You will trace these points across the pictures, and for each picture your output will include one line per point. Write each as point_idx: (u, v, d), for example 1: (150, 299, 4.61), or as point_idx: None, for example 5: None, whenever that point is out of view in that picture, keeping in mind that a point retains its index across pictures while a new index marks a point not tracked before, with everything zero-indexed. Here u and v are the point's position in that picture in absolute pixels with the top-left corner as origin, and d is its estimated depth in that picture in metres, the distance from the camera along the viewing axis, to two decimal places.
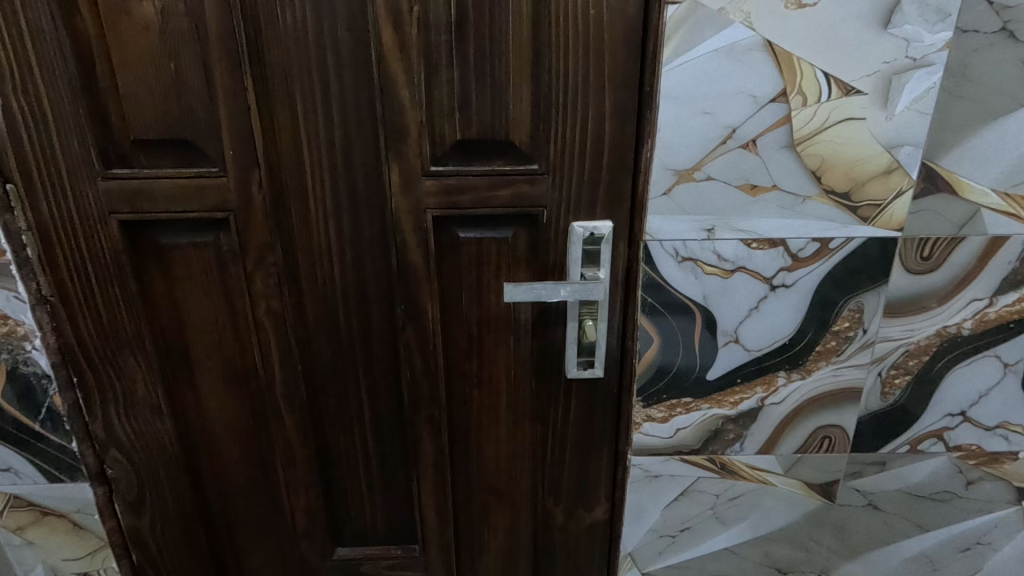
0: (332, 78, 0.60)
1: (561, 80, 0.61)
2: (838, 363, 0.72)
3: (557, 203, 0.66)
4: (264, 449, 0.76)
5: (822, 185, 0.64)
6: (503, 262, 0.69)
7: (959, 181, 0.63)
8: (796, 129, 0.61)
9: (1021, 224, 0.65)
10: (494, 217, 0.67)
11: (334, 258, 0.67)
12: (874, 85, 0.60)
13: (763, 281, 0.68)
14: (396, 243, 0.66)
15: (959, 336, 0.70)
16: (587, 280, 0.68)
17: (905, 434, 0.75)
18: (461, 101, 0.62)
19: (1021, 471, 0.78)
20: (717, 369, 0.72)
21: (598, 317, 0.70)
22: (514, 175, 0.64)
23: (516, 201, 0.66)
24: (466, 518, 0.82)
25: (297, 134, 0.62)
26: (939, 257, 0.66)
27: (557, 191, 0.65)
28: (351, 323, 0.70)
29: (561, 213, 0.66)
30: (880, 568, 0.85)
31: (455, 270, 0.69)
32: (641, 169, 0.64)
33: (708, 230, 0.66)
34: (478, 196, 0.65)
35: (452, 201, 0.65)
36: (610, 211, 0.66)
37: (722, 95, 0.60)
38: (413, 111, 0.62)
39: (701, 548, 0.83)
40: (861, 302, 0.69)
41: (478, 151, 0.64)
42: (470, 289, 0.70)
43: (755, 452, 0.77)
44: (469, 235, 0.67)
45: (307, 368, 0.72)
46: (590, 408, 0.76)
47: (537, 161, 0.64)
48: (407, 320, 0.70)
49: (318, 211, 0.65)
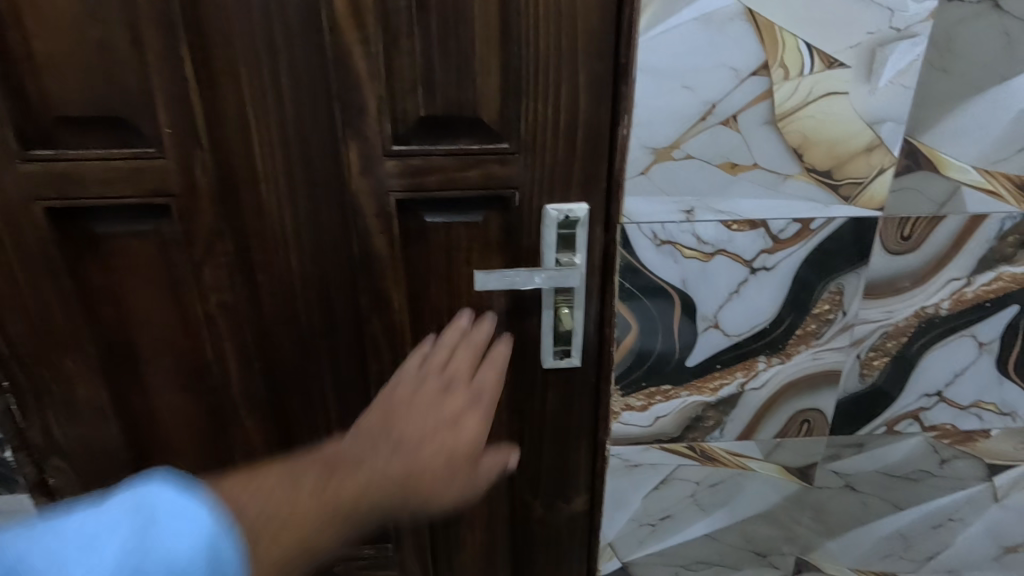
0: (281, 47, 0.55)
1: (532, 51, 0.57)
2: (818, 346, 0.70)
3: (530, 184, 0.62)
4: (223, 452, 0.71)
5: (803, 163, 0.61)
6: (474, 247, 0.65)
7: (940, 158, 0.62)
8: (777, 104, 0.59)
9: (999, 201, 0.64)
10: (464, 200, 0.63)
11: (291, 244, 0.62)
12: (857, 57, 0.57)
13: (743, 265, 0.65)
14: (357, 230, 0.62)
15: (937, 316, 0.70)
16: (563, 267, 0.65)
17: (883, 415, 0.75)
18: (423, 74, 0.57)
19: (993, 449, 0.79)
20: (696, 356, 0.70)
21: (575, 304, 0.67)
22: (483, 154, 0.60)
23: (486, 183, 0.61)
24: (442, 515, 0.79)
25: (243, 110, 0.56)
26: (918, 236, 0.65)
27: (529, 171, 0.62)
28: (312, 316, 0.65)
29: (533, 194, 0.62)
30: (856, 547, 0.85)
31: (422, 258, 0.64)
32: (617, 147, 0.61)
33: (687, 212, 0.63)
34: (445, 177, 0.61)
35: (417, 183, 0.61)
36: (586, 192, 0.63)
37: (701, 68, 0.57)
38: (371, 85, 0.57)
39: (682, 535, 0.82)
40: (842, 284, 0.67)
41: (444, 129, 0.60)
42: (439, 278, 0.65)
43: (735, 438, 0.75)
44: (436, 219, 0.63)
45: (265, 366, 0.67)
46: (568, 397, 0.73)
47: (508, 139, 0.60)
48: (372, 312, 0.65)
49: (270, 194, 0.60)
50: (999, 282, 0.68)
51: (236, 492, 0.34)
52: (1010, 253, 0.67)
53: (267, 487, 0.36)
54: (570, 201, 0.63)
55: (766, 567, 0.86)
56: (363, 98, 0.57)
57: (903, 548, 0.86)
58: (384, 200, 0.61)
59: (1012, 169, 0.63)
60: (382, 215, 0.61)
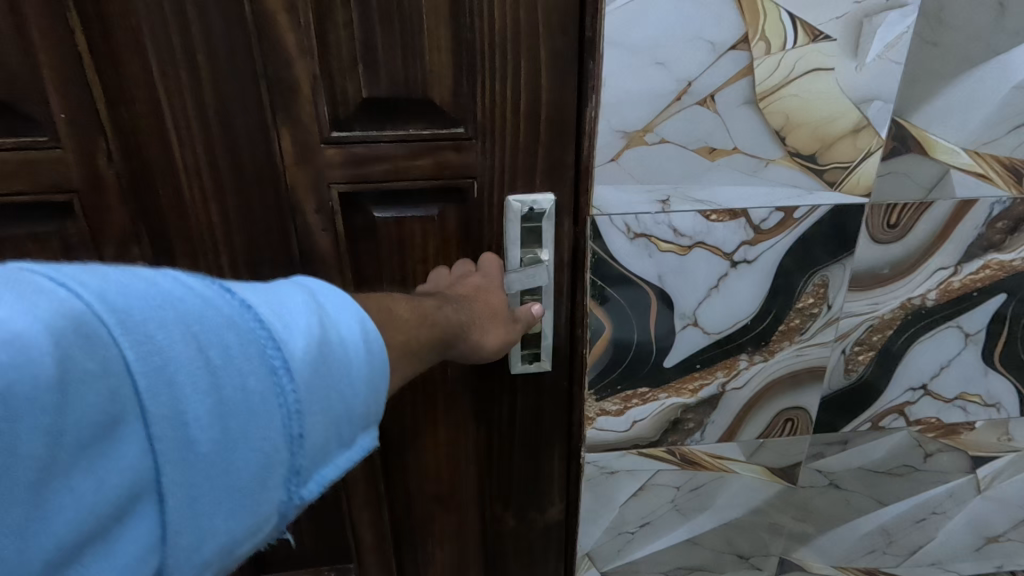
0: (194, 19, 0.48)
1: (485, 23, 0.51)
2: (802, 342, 0.66)
3: (490, 172, 0.56)
4: None
5: (786, 147, 0.56)
6: (431, 244, 0.58)
7: (929, 139, 0.58)
8: (758, 82, 0.54)
9: (989, 185, 0.60)
10: (416, 192, 0.57)
11: (224, 242, 0.55)
12: (843, 30, 0.52)
13: (723, 258, 0.61)
14: (297, 228, 0.56)
15: (923, 308, 0.66)
16: (529, 266, 0.59)
17: (867, 411, 0.72)
18: (363, 50, 0.51)
19: (976, 441, 0.76)
20: (675, 355, 0.65)
21: (543, 304, 0.62)
22: (436, 140, 0.54)
23: (440, 172, 0.55)
24: (406, 533, 0.74)
25: (154, 92, 0.50)
26: (905, 224, 0.61)
27: (486, 159, 0.56)
28: None
29: (494, 184, 0.57)
30: (839, 545, 0.83)
31: (372, 257, 0.58)
32: (584, 131, 0.55)
33: (663, 202, 0.58)
34: (394, 166, 0.55)
35: (361, 173, 0.54)
36: (551, 181, 0.57)
37: (676, 41, 0.51)
38: (303, 63, 0.50)
39: (662, 541, 0.78)
40: (826, 276, 0.63)
41: (391, 112, 0.53)
42: (392, 279, 0.59)
43: (716, 440, 0.71)
44: (386, 214, 0.57)
45: None
46: (538, 403, 0.68)
47: (463, 123, 0.54)
48: None
49: (193, 189, 0.53)
50: (986, 270, 0.65)
51: (322, 395, 0.33)
52: (998, 240, 0.63)
53: (347, 394, 0.35)
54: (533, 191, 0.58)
55: (749, 569, 0.83)
56: (294, 78, 0.51)
57: (887, 544, 0.84)
58: (325, 194, 0.55)
59: (1003, 151, 0.59)
60: (324, 210, 0.55)
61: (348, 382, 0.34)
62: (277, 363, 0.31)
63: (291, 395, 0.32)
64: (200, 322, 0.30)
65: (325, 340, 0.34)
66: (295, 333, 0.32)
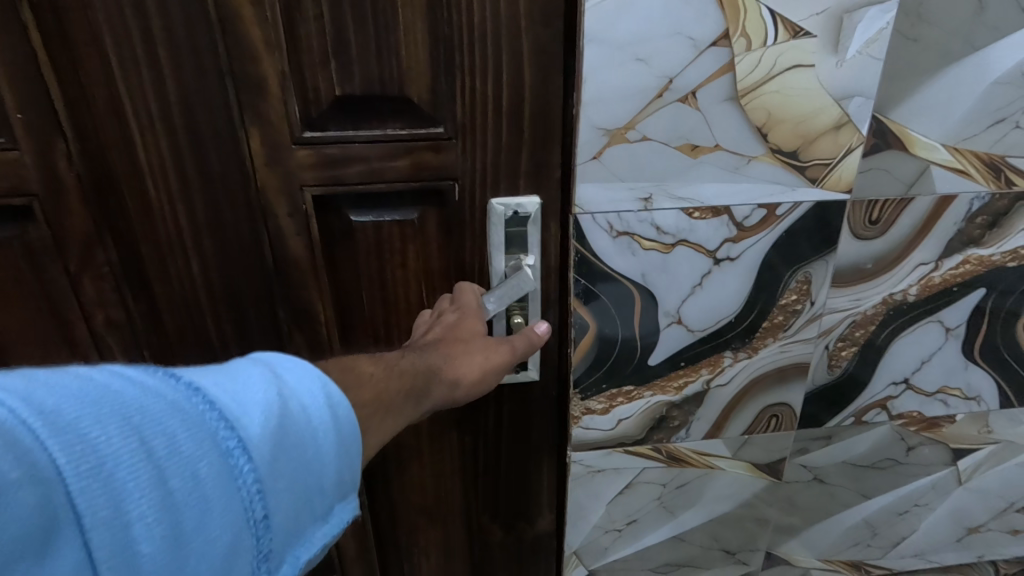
0: (154, 15, 0.47)
1: (459, 18, 0.50)
2: (785, 339, 0.66)
3: (470, 173, 0.56)
4: None
5: (768, 144, 0.56)
6: (411, 246, 0.58)
7: (909, 136, 0.58)
8: (740, 79, 0.53)
9: (968, 181, 0.61)
10: (396, 194, 0.56)
11: (191, 247, 0.55)
12: (824, 26, 0.52)
13: (707, 256, 0.60)
14: (270, 232, 0.56)
15: (904, 303, 0.67)
16: (514, 276, 0.58)
17: (850, 406, 0.72)
18: (335, 45, 0.49)
19: (957, 434, 0.77)
20: (659, 353, 0.65)
21: (530, 312, 0.61)
22: (414, 140, 0.53)
23: (418, 173, 0.55)
24: (391, 539, 0.74)
25: (114, 91, 0.49)
26: (886, 220, 0.61)
27: (466, 159, 0.55)
28: (223, 329, 0.59)
29: (475, 185, 0.56)
30: (824, 538, 0.84)
31: (350, 260, 0.58)
32: (563, 129, 0.55)
33: (645, 200, 0.57)
34: (369, 167, 0.54)
35: (335, 174, 0.54)
36: (536, 184, 0.57)
37: (656, 37, 0.51)
38: (270, 58, 0.49)
39: (650, 538, 0.78)
40: (809, 273, 0.63)
41: (366, 112, 0.52)
42: (371, 282, 0.59)
43: (702, 437, 0.71)
44: (365, 216, 0.56)
45: None
46: (525, 411, 0.68)
47: (442, 122, 0.53)
48: (294, 324, 0.60)
49: (158, 192, 0.52)
50: (966, 265, 0.65)
51: (281, 469, 0.31)
52: (978, 236, 0.64)
53: (311, 461, 0.32)
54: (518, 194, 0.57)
55: (736, 564, 0.83)
56: (262, 75, 0.50)
57: (871, 536, 0.85)
58: (297, 196, 0.54)
59: (982, 147, 0.59)
60: (297, 214, 0.55)
61: (311, 450, 0.32)
62: (234, 444, 0.29)
63: (249, 476, 0.29)
64: (142, 413, 0.27)
65: (286, 410, 0.32)
66: (247, 409, 0.30)
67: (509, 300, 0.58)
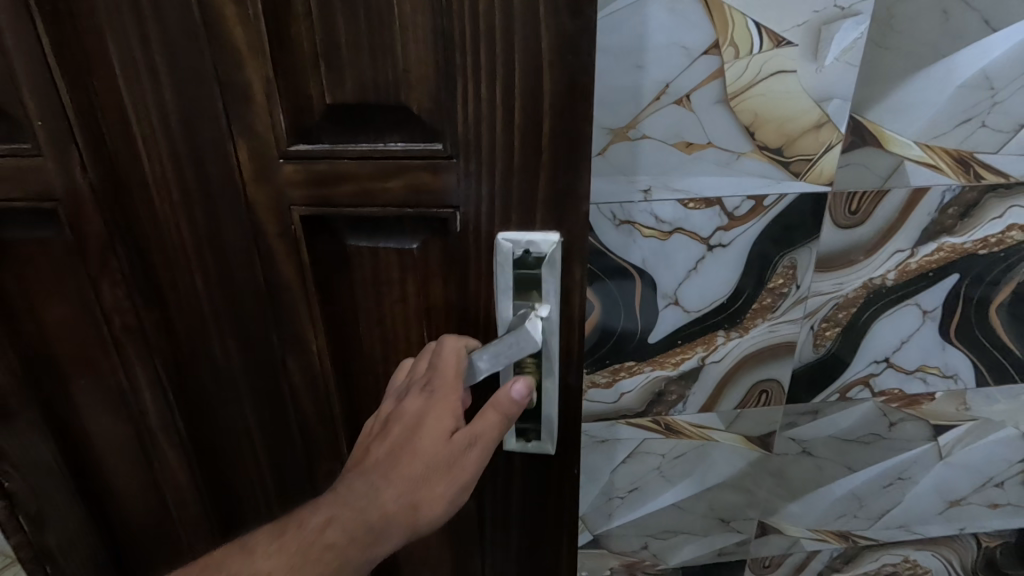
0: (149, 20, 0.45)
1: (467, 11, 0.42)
2: (774, 319, 0.73)
3: (475, 200, 0.48)
4: (155, 480, 0.65)
5: (755, 141, 0.63)
6: (410, 279, 0.53)
7: (884, 133, 0.64)
8: (728, 83, 0.60)
9: (940, 174, 0.67)
10: (393, 218, 0.51)
11: (191, 267, 0.53)
12: (804, 36, 0.58)
13: (701, 242, 0.67)
14: (263, 252, 0.52)
15: (883, 287, 0.73)
16: (512, 332, 0.48)
17: (835, 382, 0.79)
18: (325, 49, 0.45)
19: (937, 410, 0.83)
20: (658, 332, 0.72)
21: (542, 372, 0.53)
22: (409, 160, 0.47)
23: (414, 199, 0.49)
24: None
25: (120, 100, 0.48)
26: (865, 210, 0.68)
27: (466, 184, 0.47)
28: (228, 347, 0.56)
29: (479, 216, 0.49)
30: (815, 509, 0.90)
31: (345, 285, 0.54)
32: (585, 155, 0.46)
33: (645, 191, 0.64)
34: (362, 187, 0.49)
35: (325, 193, 0.49)
36: (554, 219, 0.48)
37: (654, 47, 0.58)
38: (255, 63, 0.45)
39: (650, 505, 0.85)
40: (795, 259, 0.69)
41: (360, 123, 0.47)
42: (368, 312, 0.55)
43: (697, 411, 0.78)
44: (362, 241, 0.52)
45: (182, 395, 0.60)
46: (538, 485, 0.60)
47: (441, 140, 0.46)
48: (288, 350, 0.56)
49: (164, 200, 0.51)
50: (940, 253, 0.72)
51: None
52: (951, 225, 0.70)
53: None
54: (530, 228, 0.48)
55: (731, 532, 0.90)
56: (246, 82, 0.46)
57: (857, 508, 0.91)
58: (286, 216, 0.51)
59: (951, 144, 0.65)
60: (286, 235, 0.51)
61: None
62: None
63: None
64: None
65: None
66: None
67: (505, 359, 0.48)
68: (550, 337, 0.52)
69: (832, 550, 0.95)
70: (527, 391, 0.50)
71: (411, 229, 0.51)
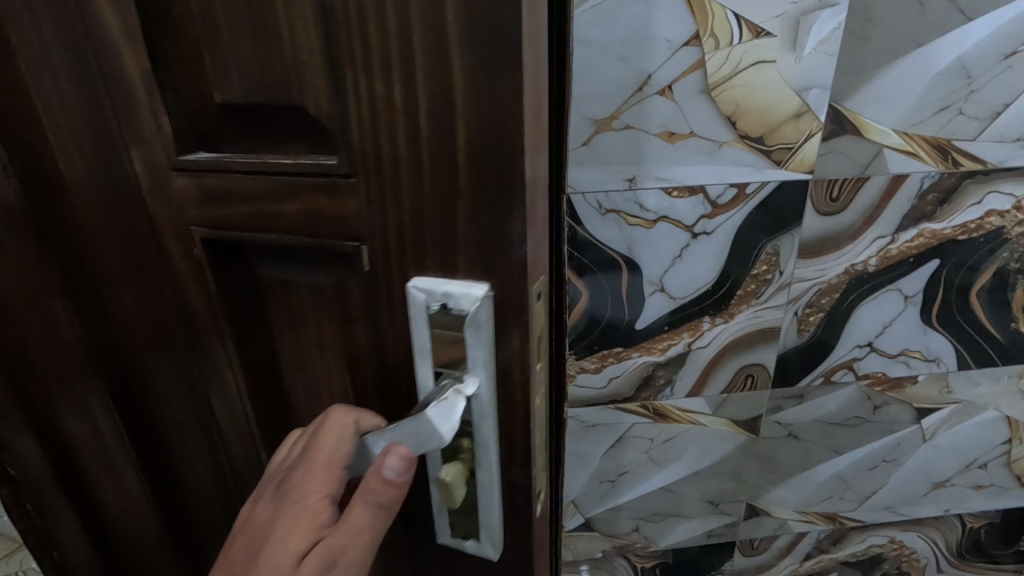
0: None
1: None
2: (758, 305, 0.75)
3: (392, 240, 0.31)
4: (120, 500, 0.57)
5: (737, 131, 0.64)
6: (331, 337, 0.37)
7: (864, 122, 0.65)
8: (710, 74, 0.61)
9: (919, 162, 0.68)
10: (300, 253, 0.35)
11: (111, 289, 0.43)
12: (783, 27, 0.60)
13: (685, 230, 0.69)
14: (172, 277, 0.40)
15: (865, 273, 0.75)
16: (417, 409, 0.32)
17: (819, 366, 0.80)
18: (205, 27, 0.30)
19: (920, 394, 0.85)
20: (645, 318, 0.74)
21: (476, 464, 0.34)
22: (302, 177, 0.31)
23: (316, 229, 0.33)
24: None
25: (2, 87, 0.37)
26: (846, 198, 0.69)
27: (378, 216, 0.30)
28: (166, 375, 0.46)
29: (392, 265, 0.31)
30: (801, 491, 0.92)
31: (264, 332, 0.40)
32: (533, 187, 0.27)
33: (629, 180, 0.65)
34: (254, 210, 0.34)
35: (216, 215, 0.35)
36: (485, 268, 0.29)
37: (637, 39, 0.59)
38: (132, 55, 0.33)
39: (639, 489, 0.87)
40: (777, 246, 0.71)
41: (257, 124, 0.32)
42: (293, 369, 0.40)
43: (685, 395, 0.80)
44: (273, 275, 0.37)
45: (135, 417, 0.51)
46: None
47: (339, 152, 0.30)
48: (214, 393, 0.45)
49: (77, 196, 0.39)
50: (920, 239, 0.73)
51: None
52: (930, 211, 0.72)
53: None
54: (455, 273, 0.30)
55: (720, 514, 0.92)
56: (124, 79, 0.34)
57: (843, 490, 0.93)
58: (185, 237, 0.37)
59: (929, 131, 0.67)
60: (189, 261, 0.38)
61: None
62: None
63: None
64: None
65: None
66: None
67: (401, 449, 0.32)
68: (482, 428, 0.33)
69: (819, 531, 0.97)
70: (406, 468, 0.32)
71: (327, 261, 0.34)
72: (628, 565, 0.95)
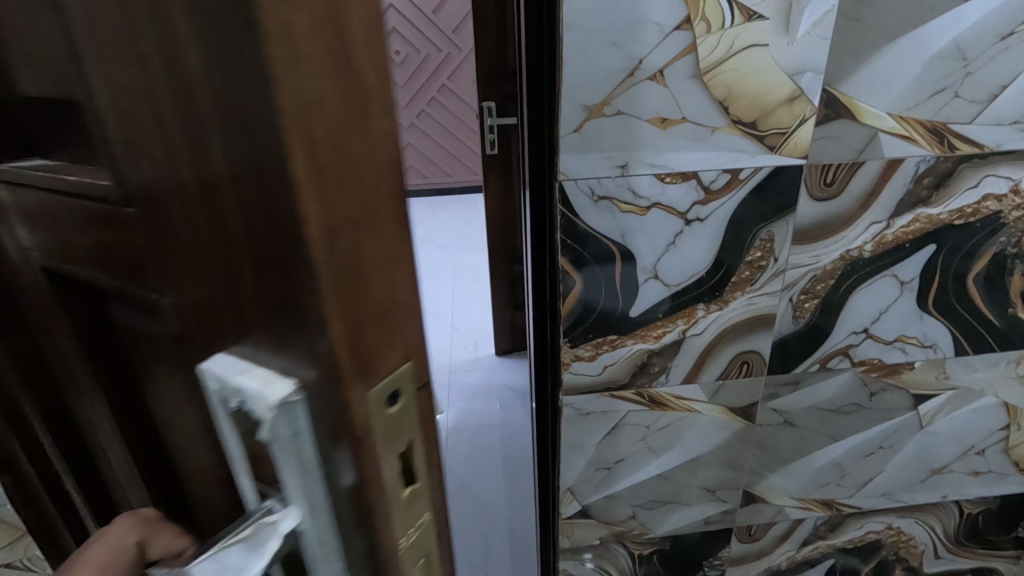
0: None
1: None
2: (753, 292, 0.74)
3: (189, 293, 0.28)
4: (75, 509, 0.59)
5: (730, 115, 0.64)
6: (163, 369, 0.36)
7: (858, 106, 0.65)
8: (701, 58, 0.61)
9: (915, 146, 0.68)
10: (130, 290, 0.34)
11: (9, 310, 0.45)
12: (776, 10, 0.59)
13: (678, 216, 0.69)
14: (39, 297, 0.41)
15: (861, 259, 0.74)
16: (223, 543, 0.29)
17: (815, 353, 0.80)
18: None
19: (917, 380, 0.85)
20: (639, 306, 0.74)
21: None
22: (98, 208, 0.30)
23: (122, 263, 0.32)
24: None
25: None
26: (841, 182, 0.69)
27: (166, 262, 0.28)
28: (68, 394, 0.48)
29: (190, 317, 0.29)
30: (798, 478, 0.92)
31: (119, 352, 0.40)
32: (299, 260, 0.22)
33: (622, 167, 0.65)
34: (78, 240, 0.34)
35: (51, 238, 0.36)
36: (281, 354, 0.25)
37: (627, 24, 0.59)
38: None
39: (636, 476, 0.87)
40: (772, 232, 0.71)
41: (63, 138, 0.32)
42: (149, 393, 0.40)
43: (680, 382, 0.80)
44: (115, 307, 0.37)
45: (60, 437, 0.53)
46: None
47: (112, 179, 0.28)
48: (98, 413, 0.45)
49: None
50: (916, 224, 0.73)
51: None
52: (926, 196, 0.71)
53: None
54: (263, 360, 0.26)
55: (717, 501, 0.93)
56: None
57: (840, 476, 0.93)
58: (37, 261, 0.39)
59: (925, 114, 0.66)
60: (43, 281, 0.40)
61: None
62: None
63: None
64: None
65: None
66: None
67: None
68: (318, 553, 0.28)
69: (817, 518, 0.98)
70: None
71: (159, 309, 0.32)
72: (626, 552, 0.96)
